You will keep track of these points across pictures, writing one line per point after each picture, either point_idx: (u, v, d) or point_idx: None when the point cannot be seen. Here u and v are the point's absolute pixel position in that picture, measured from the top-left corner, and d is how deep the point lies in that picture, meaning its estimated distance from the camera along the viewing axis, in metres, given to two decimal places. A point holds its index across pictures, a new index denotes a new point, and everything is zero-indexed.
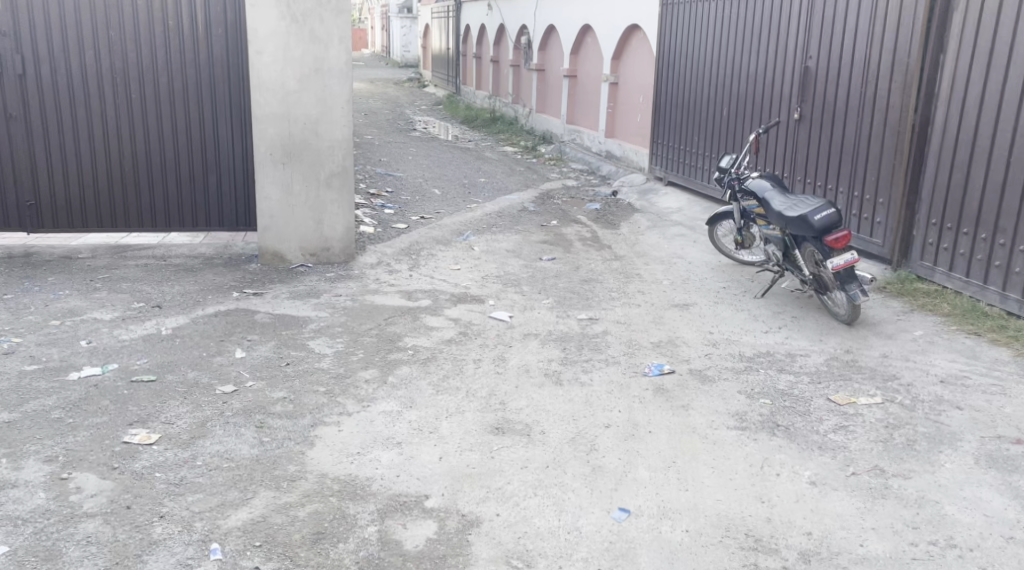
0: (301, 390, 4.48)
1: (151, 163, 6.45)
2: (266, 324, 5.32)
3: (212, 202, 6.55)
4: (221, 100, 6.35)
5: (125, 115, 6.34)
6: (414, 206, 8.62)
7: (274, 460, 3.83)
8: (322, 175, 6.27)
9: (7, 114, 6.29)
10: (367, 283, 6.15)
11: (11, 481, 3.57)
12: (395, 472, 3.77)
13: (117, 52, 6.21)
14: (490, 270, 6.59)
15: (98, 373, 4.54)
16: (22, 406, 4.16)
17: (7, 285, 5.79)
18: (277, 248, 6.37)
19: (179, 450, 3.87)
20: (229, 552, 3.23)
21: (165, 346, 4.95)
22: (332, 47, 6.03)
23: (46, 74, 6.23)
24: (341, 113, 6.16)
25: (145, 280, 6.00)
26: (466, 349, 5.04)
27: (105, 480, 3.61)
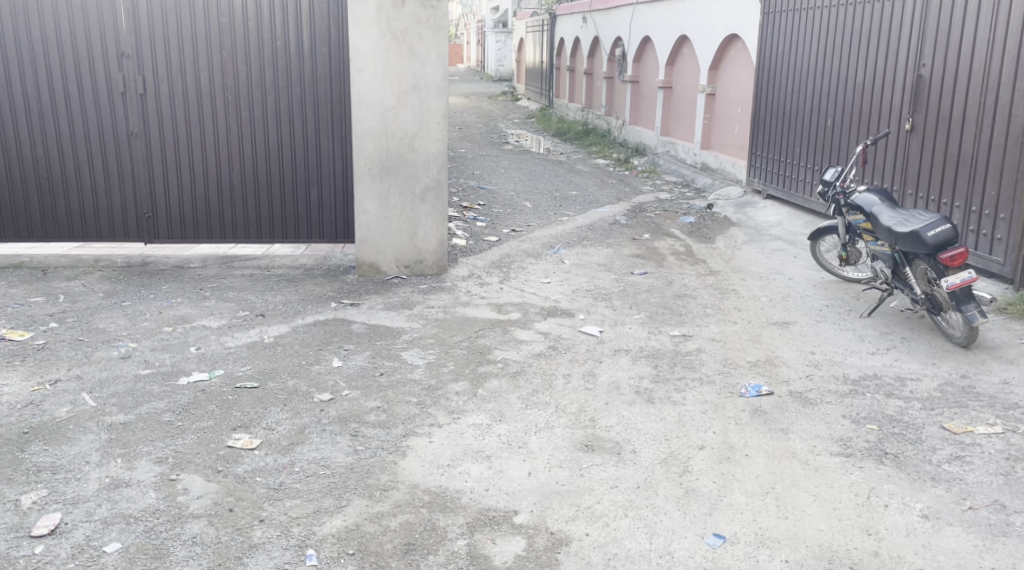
0: (392, 400, 4.51)
1: (258, 177, 6.65)
2: (361, 334, 5.40)
3: (314, 214, 6.73)
4: (323, 116, 6.51)
5: (236, 130, 6.55)
6: (505, 218, 8.64)
7: (368, 469, 3.86)
8: (418, 188, 6.33)
9: (128, 132, 6.56)
10: (458, 295, 6.17)
11: (125, 480, 3.70)
12: (484, 486, 3.75)
13: (230, 70, 6.43)
14: (581, 284, 6.54)
15: (206, 378, 4.68)
16: (137, 409, 4.31)
17: (123, 292, 6.05)
18: (373, 260, 6.47)
19: (280, 455, 3.94)
20: (324, 559, 3.26)
21: (266, 354, 5.06)
22: (429, 64, 6.10)
23: (165, 93, 6.48)
24: (437, 127, 6.23)
25: (250, 290, 6.17)
26: (557, 364, 4.99)
27: (210, 482, 3.71)
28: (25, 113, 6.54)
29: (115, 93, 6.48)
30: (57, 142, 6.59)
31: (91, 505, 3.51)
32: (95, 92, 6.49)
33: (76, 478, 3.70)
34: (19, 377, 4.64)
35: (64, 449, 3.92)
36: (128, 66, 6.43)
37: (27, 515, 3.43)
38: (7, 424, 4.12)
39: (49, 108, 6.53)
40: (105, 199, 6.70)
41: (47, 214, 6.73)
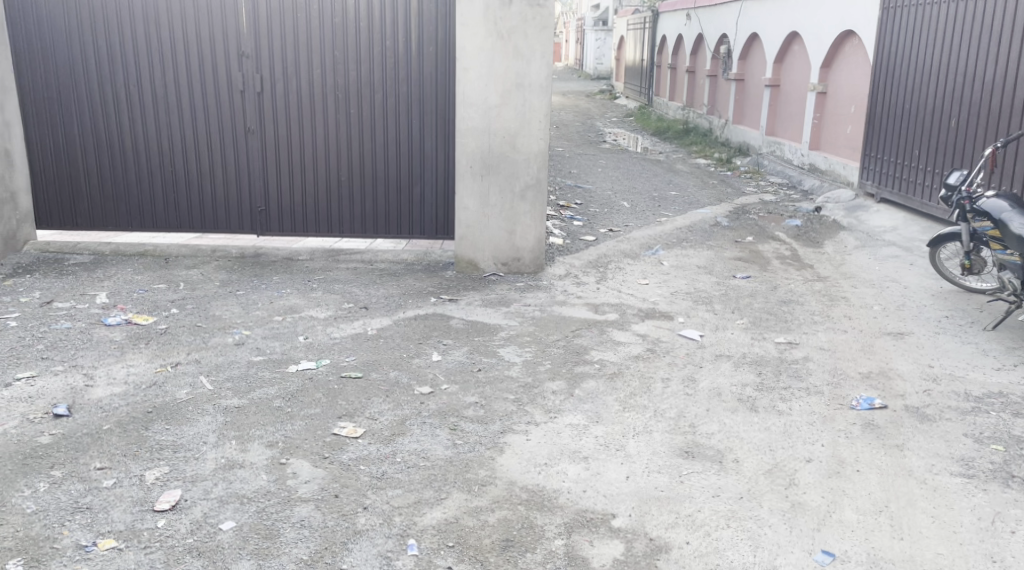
0: (490, 396, 4.54)
1: (364, 173, 6.81)
2: (460, 330, 5.45)
3: (416, 210, 6.85)
4: (428, 114, 6.61)
5: (344, 127, 6.72)
6: (603, 218, 8.60)
7: (466, 463, 3.90)
8: (517, 187, 6.35)
9: (245, 128, 6.80)
10: (555, 294, 6.17)
11: (239, 461, 3.84)
12: (582, 487, 3.74)
13: (341, 69, 6.60)
14: (680, 286, 6.44)
15: (313, 367, 4.82)
16: (250, 393, 4.48)
17: (237, 282, 6.28)
18: (472, 257, 6.54)
19: (382, 445, 4.03)
20: (425, 549, 3.32)
21: (370, 345, 5.18)
22: (534, 62, 6.10)
23: (280, 90, 6.69)
24: (539, 126, 6.23)
25: (355, 283, 6.33)
26: (655, 367, 4.94)
27: (317, 468, 3.81)
28: (152, 109, 6.82)
29: (234, 91, 6.72)
30: (179, 137, 6.86)
31: (208, 483, 3.66)
32: (216, 90, 6.73)
33: (195, 457, 3.86)
34: (144, 359, 4.87)
35: (184, 429, 4.09)
36: (247, 65, 6.65)
37: (151, 490, 3.60)
38: (133, 403, 4.34)
39: (174, 105, 6.80)
40: (222, 192, 6.97)
41: (169, 206, 7.04)
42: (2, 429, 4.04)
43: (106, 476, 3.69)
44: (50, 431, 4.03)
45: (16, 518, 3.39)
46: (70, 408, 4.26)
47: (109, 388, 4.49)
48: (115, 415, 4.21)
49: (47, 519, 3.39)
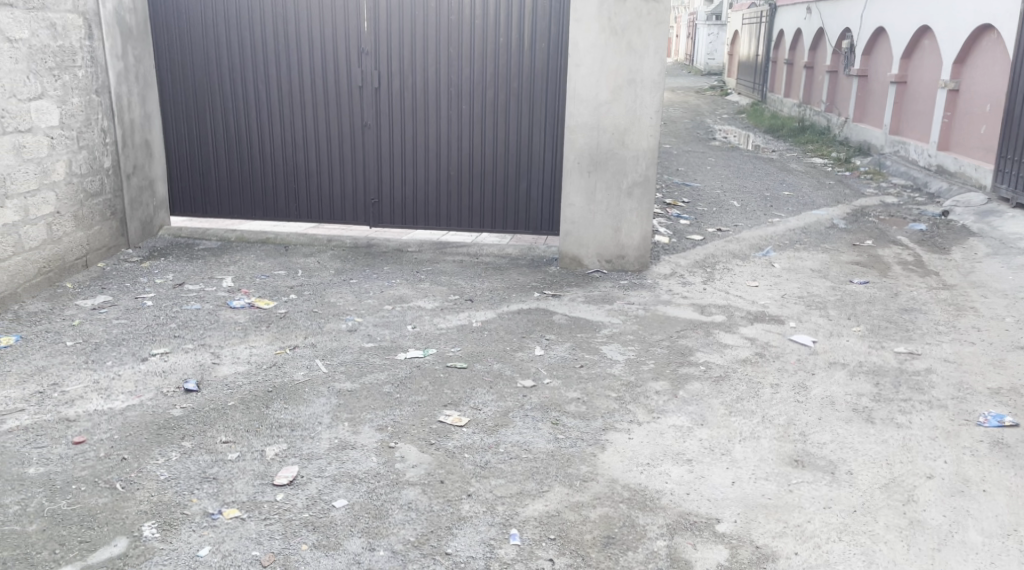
0: (593, 393, 4.53)
1: (474, 169, 6.89)
2: (564, 326, 5.45)
3: (522, 206, 6.89)
4: (539, 110, 6.65)
5: (456, 122, 6.81)
6: (711, 217, 8.44)
7: (569, 458, 3.90)
8: (625, 184, 6.30)
9: (362, 123, 6.97)
10: (660, 293, 6.10)
11: (351, 442, 3.95)
12: (685, 489, 3.69)
13: (454, 65, 6.69)
14: (793, 289, 6.26)
15: (420, 355, 4.91)
16: (361, 377, 4.61)
17: (349, 271, 6.46)
18: (575, 253, 6.53)
19: (486, 435, 4.07)
20: (527, 540, 3.34)
21: (475, 337, 5.24)
22: (647, 58, 6.02)
23: (396, 86, 6.83)
24: (649, 123, 6.15)
25: (461, 275, 6.42)
26: (765, 372, 4.82)
27: (424, 454, 3.89)
28: (277, 103, 7.07)
29: (354, 87, 6.91)
30: (301, 130, 7.09)
31: (323, 462, 3.79)
32: (336, 86, 6.93)
33: (310, 436, 3.99)
34: (264, 341, 5.07)
35: (302, 409, 4.24)
36: (366, 62, 6.82)
37: (271, 465, 3.75)
38: (254, 381, 4.52)
39: (298, 99, 7.03)
40: (338, 185, 7.17)
41: (289, 197, 7.28)
42: (139, 400, 4.28)
43: (231, 449, 3.86)
44: (182, 405, 4.24)
45: (151, 484, 3.58)
46: (199, 384, 4.47)
47: (233, 367, 4.70)
48: (239, 392, 4.40)
49: (179, 486, 3.58)
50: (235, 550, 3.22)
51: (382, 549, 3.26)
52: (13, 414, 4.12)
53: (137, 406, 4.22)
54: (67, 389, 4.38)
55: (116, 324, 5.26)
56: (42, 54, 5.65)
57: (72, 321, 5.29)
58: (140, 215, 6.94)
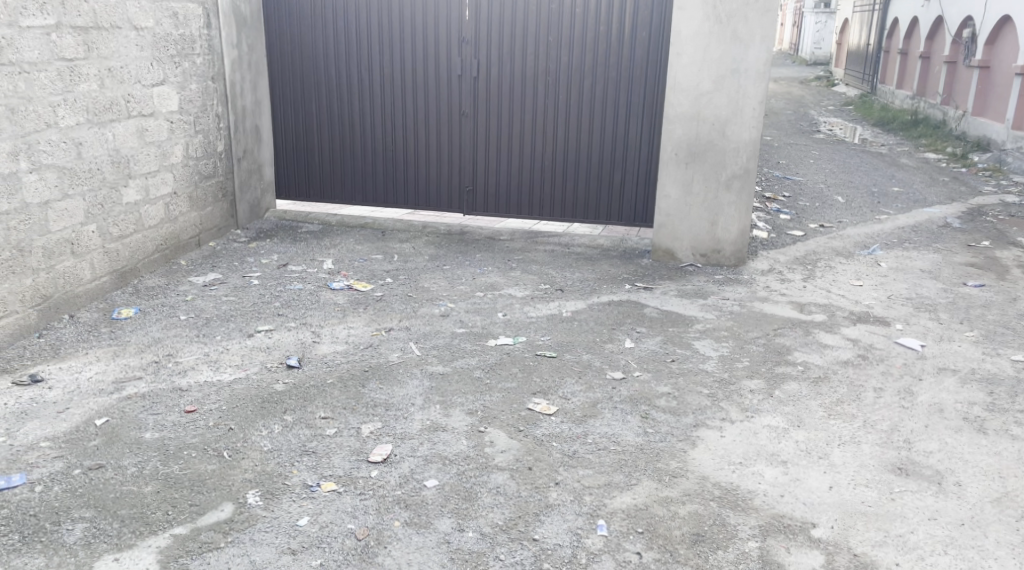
0: (684, 388, 4.45)
1: (568, 157, 6.85)
2: (655, 319, 5.37)
3: (615, 196, 6.83)
4: (637, 99, 6.57)
5: (552, 112, 6.79)
6: (813, 212, 8.18)
7: (658, 452, 3.85)
8: (723, 176, 6.15)
9: (460, 110, 7.02)
10: (757, 289, 5.95)
11: (442, 424, 4.00)
12: (779, 491, 3.59)
13: (553, 54, 6.66)
14: (900, 290, 6.02)
15: (510, 343, 4.93)
16: (453, 362, 4.65)
17: (443, 257, 6.52)
18: (670, 246, 6.44)
19: (575, 425, 4.05)
20: (613, 531, 3.31)
21: (565, 326, 5.22)
22: (752, 46, 5.84)
23: (494, 74, 6.85)
24: (752, 114, 5.97)
25: (553, 265, 6.40)
26: (867, 375, 4.64)
27: (513, 440, 3.90)
28: (377, 89, 7.17)
29: (453, 75, 6.95)
30: (399, 117, 7.18)
31: (414, 442, 3.84)
32: (436, 73, 6.99)
33: (403, 417, 4.06)
34: (361, 322, 5.17)
35: (396, 389, 4.32)
36: (466, 50, 6.85)
37: (366, 442, 3.82)
38: (352, 360, 4.62)
39: (398, 86, 7.11)
40: (434, 171, 7.24)
41: (386, 183, 7.40)
42: (245, 374, 4.43)
43: (328, 425, 3.96)
44: (284, 380, 4.37)
45: (255, 454, 3.70)
46: (300, 360, 4.61)
47: (331, 346, 4.81)
48: (337, 370, 4.51)
49: (280, 458, 3.69)
50: (331, 522, 3.30)
51: (471, 530, 3.29)
52: (131, 381, 4.32)
53: (243, 379, 4.37)
54: (180, 360, 4.57)
55: (224, 300, 5.46)
56: (165, 42, 5.85)
57: (185, 296, 5.51)
58: (249, 196, 7.18)
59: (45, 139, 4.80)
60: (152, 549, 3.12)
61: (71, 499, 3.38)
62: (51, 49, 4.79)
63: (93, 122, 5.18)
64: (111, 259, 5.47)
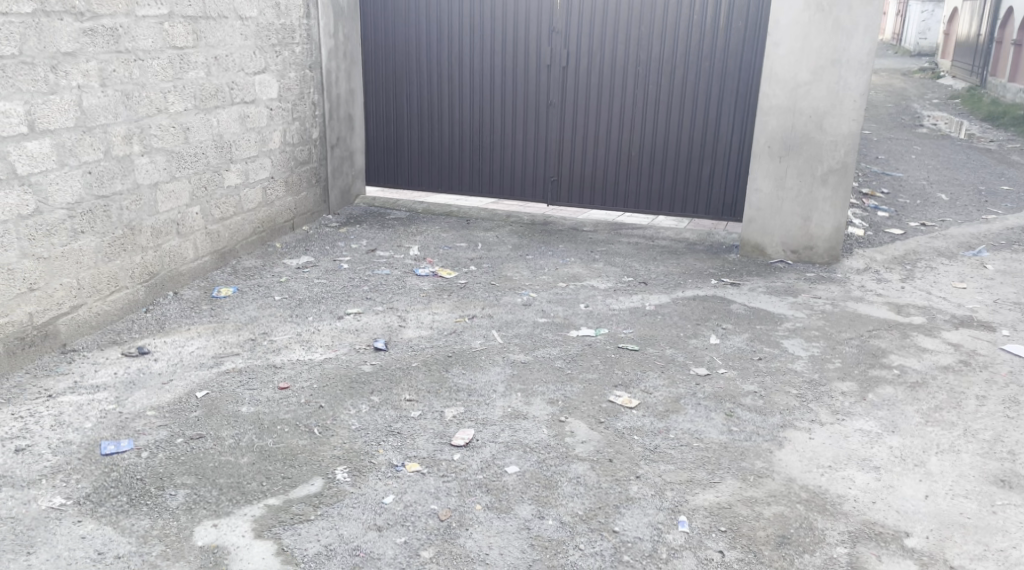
0: (772, 388, 4.36)
1: (655, 149, 6.79)
2: (742, 315, 5.29)
3: (703, 190, 6.73)
4: (729, 91, 6.46)
5: (641, 103, 6.73)
6: (914, 210, 7.89)
7: (742, 451, 3.79)
8: (819, 170, 5.98)
9: (547, 101, 7.02)
10: (851, 288, 5.79)
11: (523, 412, 4.03)
12: (871, 498, 3.50)
13: (644, 45, 6.60)
14: (1006, 294, 5.76)
15: (592, 334, 4.92)
16: (535, 351, 4.68)
17: (528, 246, 6.55)
18: (760, 242, 6.32)
19: (657, 419, 4.03)
20: (695, 528, 3.29)
21: (649, 320, 5.18)
22: (855, 36, 5.64)
23: (583, 65, 6.82)
24: (852, 106, 5.79)
25: (638, 257, 6.36)
26: (967, 382, 4.47)
27: (594, 431, 3.90)
28: (466, 79, 7.23)
29: (542, 65, 6.96)
30: (487, 107, 7.23)
31: (496, 428, 3.89)
32: (525, 64, 7.00)
33: (485, 403, 4.11)
34: (445, 308, 5.24)
35: (478, 375, 4.37)
36: (556, 41, 6.84)
37: (448, 426, 3.89)
38: (436, 346, 4.70)
39: (486, 76, 7.15)
40: (520, 161, 7.27)
41: (472, 172, 7.46)
42: (334, 354, 4.56)
43: (412, 407, 4.04)
44: (371, 361, 4.48)
45: (343, 432, 3.81)
46: (387, 343, 4.71)
47: (417, 330, 4.90)
48: (421, 354, 4.59)
49: (367, 437, 3.78)
50: (415, 502, 3.37)
51: (551, 518, 3.31)
52: (229, 356, 4.49)
53: (333, 359, 4.50)
54: (274, 338, 4.73)
55: (316, 282, 5.61)
56: (267, 32, 6.03)
57: (279, 278, 5.69)
58: (341, 182, 7.35)
59: (155, 124, 5.01)
60: (247, 518, 3.25)
61: (174, 466, 3.54)
62: (163, 37, 4.99)
63: (199, 108, 5.38)
64: (212, 240, 5.68)
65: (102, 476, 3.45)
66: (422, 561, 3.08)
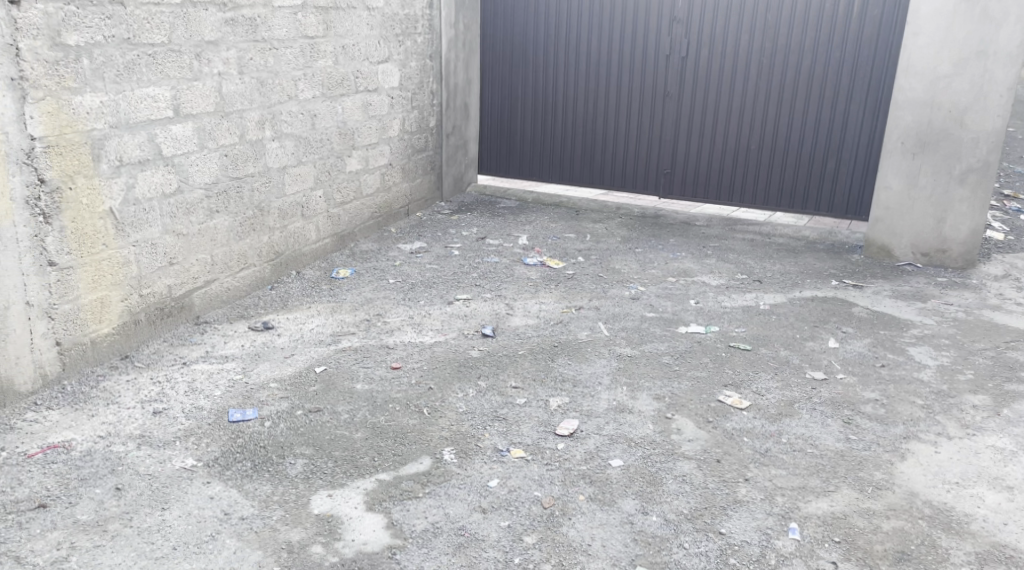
0: (894, 396, 4.22)
1: (776, 143, 6.64)
2: (864, 319, 5.12)
3: (826, 186, 6.55)
4: (860, 83, 6.25)
5: (762, 95, 6.59)
6: None
7: (860, 461, 3.69)
8: (956, 169, 5.71)
9: (664, 91, 6.95)
10: (986, 296, 5.51)
11: (629, 406, 4.03)
12: (1002, 519, 3.35)
13: (770, 34, 6.45)
14: None
15: (702, 332, 4.87)
16: (642, 345, 4.67)
17: (639, 240, 6.52)
18: (886, 243, 6.10)
19: (768, 422, 3.96)
20: (807, 536, 3.23)
21: (762, 319, 5.08)
22: (1005, 27, 5.35)
23: (704, 54, 6.72)
24: (997, 101, 5.50)
25: (753, 255, 6.23)
26: None
27: (701, 430, 3.87)
28: (583, 68, 7.21)
29: (660, 55, 6.88)
30: (603, 96, 7.20)
31: (601, 421, 3.91)
32: (643, 53, 6.94)
33: (591, 394, 4.13)
34: (553, 298, 5.29)
35: (584, 366, 4.40)
36: (677, 30, 6.76)
37: (554, 415, 3.93)
38: (543, 335, 4.75)
39: (603, 65, 7.13)
40: (633, 151, 7.22)
41: (585, 162, 7.46)
42: (444, 338, 4.67)
43: (519, 394, 4.11)
44: (479, 347, 4.57)
45: (451, 414, 3.91)
46: (494, 330, 4.79)
47: (524, 319, 4.96)
48: (528, 343, 4.65)
49: (474, 421, 3.87)
50: (520, 487, 3.43)
51: (656, 515, 3.31)
52: (346, 335, 4.67)
53: (443, 342, 4.61)
54: (388, 320, 4.88)
55: (428, 268, 5.75)
56: (392, 22, 6.20)
57: (394, 262, 5.85)
58: (454, 170, 7.49)
59: (287, 111, 5.24)
60: (360, 491, 3.38)
61: (294, 436, 3.72)
62: (297, 27, 5.20)
63: (326, 96, 5.59)
64: (333, 223, 5.90)
65: (229, 441, 3.66)
66: (525, 546, 3.14)
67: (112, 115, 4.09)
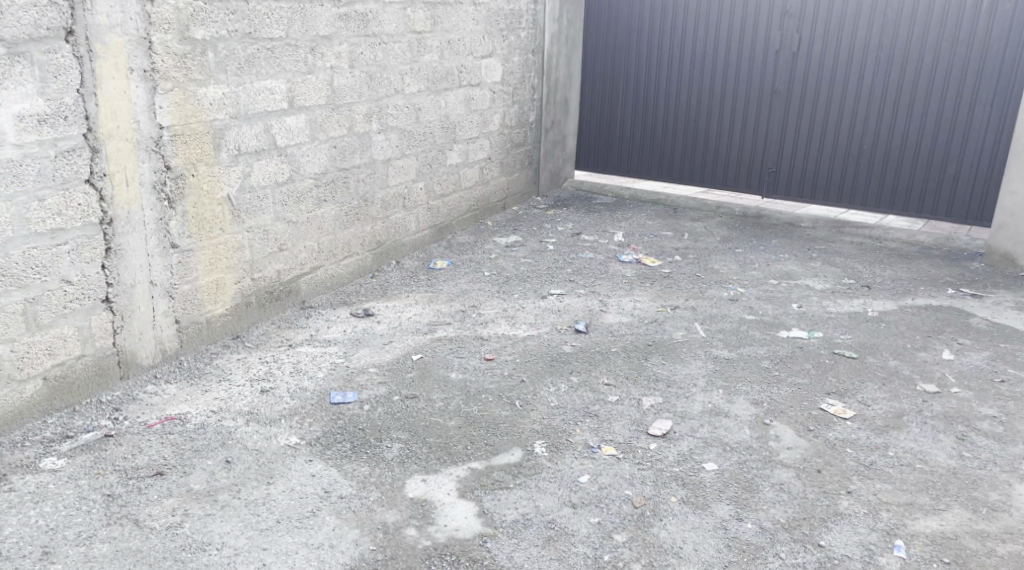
0: (1014, 414, 4.02)
1: (890, 143, 6.40)
2: (982, 331, 4.89)
3: (943, 188, 6.29)
4: (985, 82, 5.96)
5: (877, 92, 6.37)
6: None
7: (974, 480, 3.53)
8: None
9: (773, 87, 6.78)
10: None
11: (724, 410, 3.97)
12: None
13: (889, 29, 6.22)
14: None
15: (804, 337, 4.74)
16: (740, 348, 4.58)
17: (738, 240, 6.40)
18: (1010, 250, 5.79)
19: (874, 434, 3.83)
20: (913, 555, 3.11)
21: (869, 327, 4.91)
22: None
23: (817, 49, 6.52)
24: None
25: (862, 259, 6.03)
26: None
27: (801, 439, 3.77)
28: (689, 62, 7.10)
29: (771, 49, 6.71)
30: (709, 92, 7.08)
31: (695, 423, 3.86)
32: (751, 47, 6.79)
33: (685, 396, 4.08)
34: (649, 296, 5.24)
35: (679, 367, 4.35)
36: (789, 24, 6.59)
37: (647, 415, 3.90)
38: (637, 333, 4.71)
39: (710, 59, 7.00)
40: (738, 148, 7.08)
41: (687, 158, 7.35)
42: (538, 332, 4.69)
43: (612, 391, 4.09)
44: (572, 342, 4.57)
45: (543, 408, 3.92)
46: (588, 326, 4.78)
47: (619, 316, 4.93)
48: (623, 340, 4.63)
49: (566, 415, 3.88)
50: (611, 485, 3.42)
51: (751, 522, 3.25)
52: (442, 325, 4.74)
53: (536, 336, 4.63)
54: (483, 311, 4.93)
55: (524, 262, 5.78)
56: (497, 17, 6.24)
57: (491, 254, 5.90)
58: (552, 165, 7.51)
59: (393, 103, 5.34)
60: (452, 478, 3.44)
61: (391, 421, 3.80)
62: (406, 22, 5.29)
63: (431, 90, 5.67)
64: (433, 215, 5.99)
65: (330, 422, 3.77)
66: (616, 544, 3.13)
67: (232, 106, 4.25)
